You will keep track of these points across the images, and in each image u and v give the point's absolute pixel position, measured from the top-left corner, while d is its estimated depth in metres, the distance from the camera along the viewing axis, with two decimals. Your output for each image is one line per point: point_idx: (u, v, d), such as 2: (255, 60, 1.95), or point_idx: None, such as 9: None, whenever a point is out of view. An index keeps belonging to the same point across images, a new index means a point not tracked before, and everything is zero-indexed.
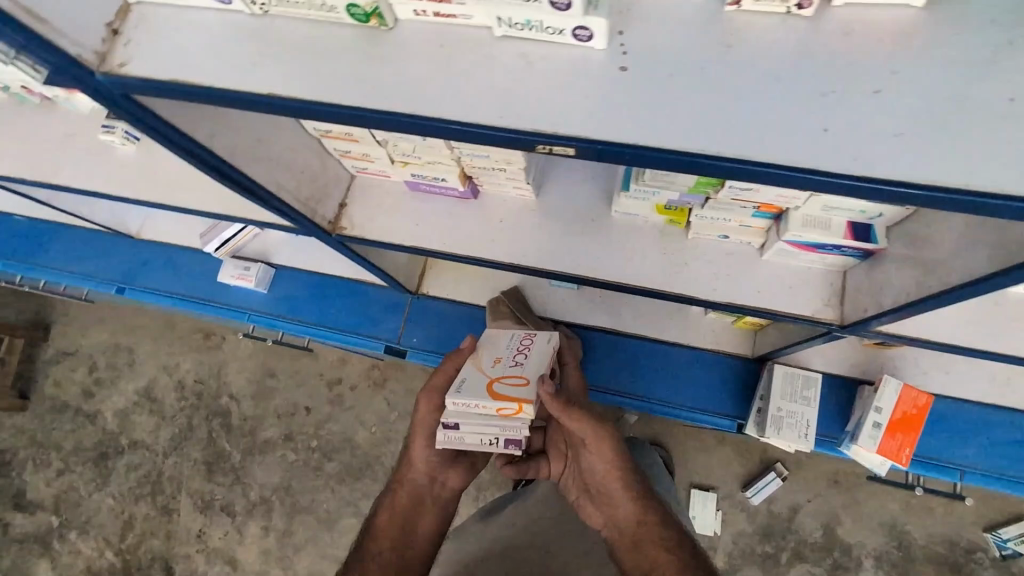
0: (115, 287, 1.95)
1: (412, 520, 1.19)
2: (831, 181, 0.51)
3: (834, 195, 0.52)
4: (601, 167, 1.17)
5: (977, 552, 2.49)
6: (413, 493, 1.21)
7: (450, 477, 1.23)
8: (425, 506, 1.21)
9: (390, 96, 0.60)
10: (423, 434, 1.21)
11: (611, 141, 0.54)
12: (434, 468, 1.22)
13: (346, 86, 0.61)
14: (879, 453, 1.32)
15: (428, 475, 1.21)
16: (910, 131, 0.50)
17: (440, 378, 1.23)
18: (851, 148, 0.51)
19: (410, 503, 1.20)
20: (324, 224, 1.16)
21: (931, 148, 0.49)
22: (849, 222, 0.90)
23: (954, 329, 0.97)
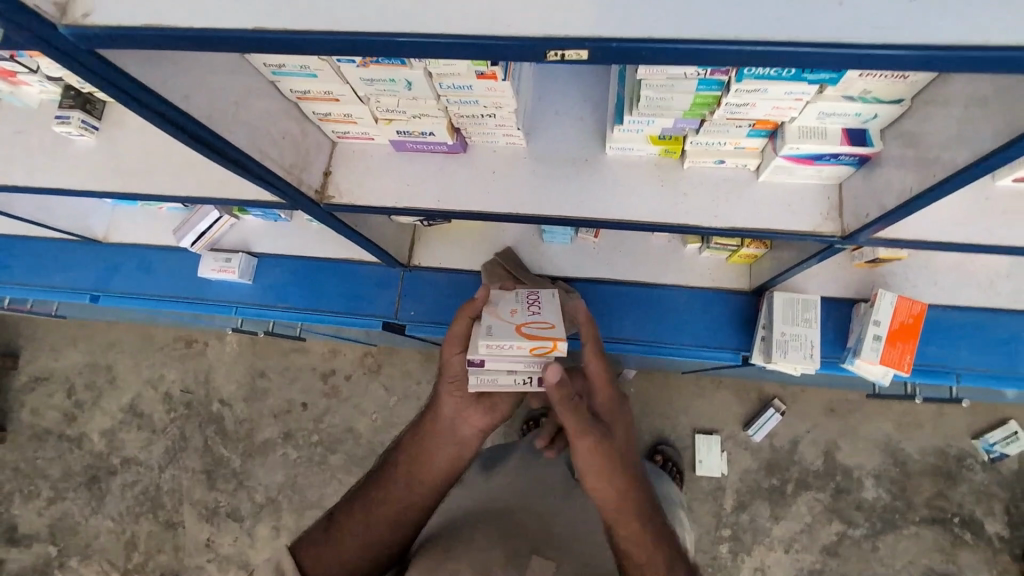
0: (89, 296, 1.87)
1: (429, 451, 1.13)
2: (852, 55, 0.51)
3: (853, 69, 0.52)
4: (590, 107, 1.14)
5: (967, 459, 2.62)
6: (434, 427, 1.15)
7: (470, 415, 1.15)
8: (444, 440, 1.13)
9: (385, 22, 0.56)
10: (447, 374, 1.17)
11: (624, 38, 0.53)
12: (458, 404, 1.15)
13: (340, 13, 0.57)
14: (882, 363, 1.37)
15: (451, 409, 1.15)
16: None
17: (461, 327, 1.18)
18: (864, 20, 0.51)
19: (429, 435, 1.14)
20: (310, 194, 1.11)
21: (945, 12, 0.50)
22: (844, 129, 0.90)
23: (953, 228, 0.99)
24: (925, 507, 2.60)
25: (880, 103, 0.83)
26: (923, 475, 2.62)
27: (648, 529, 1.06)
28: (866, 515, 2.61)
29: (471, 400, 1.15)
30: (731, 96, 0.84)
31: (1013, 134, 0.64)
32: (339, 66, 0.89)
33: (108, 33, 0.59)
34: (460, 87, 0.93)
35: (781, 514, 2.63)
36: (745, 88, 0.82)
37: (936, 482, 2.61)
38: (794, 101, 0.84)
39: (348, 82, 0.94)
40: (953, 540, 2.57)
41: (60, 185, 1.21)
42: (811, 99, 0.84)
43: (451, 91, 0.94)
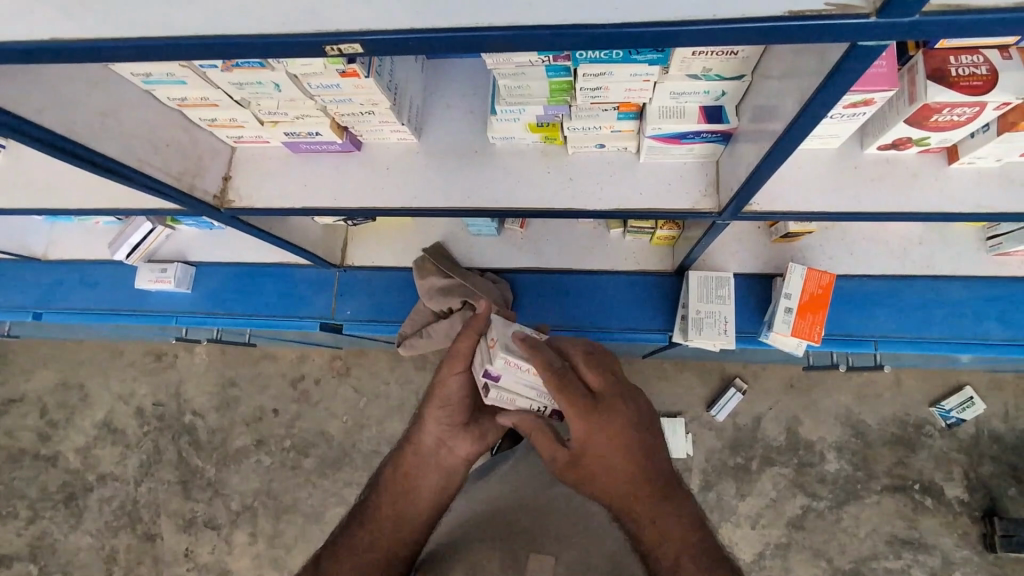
0: (32, 313, 1.88)
1: (416, 482, 1.05)
2: (602, 34, 0.53)
3: (608, 47, 0.54)
4: (478, 99, 1.16)
5: (926, 426, 2.66)
6: (418, 459, 1.06)
7: (458, 443, 1.07)
8: (429, 471, 1.05)
9: (174, 25, 0.58)
10: (436, 399, 1.08)
11: (389, 30, 0.55)
12: (444, 431, 1.07)
13: (142, 12, 0.58)
14: (794, 335, 1.40)
15: (439, 436, 1.07)
16: None
17: (463, 344, 1.09)
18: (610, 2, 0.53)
19: (415, 466, 1.06)
20: (209, 200, 1.13)
21: None
22: (702, 107, 0.94)
23: (823, 198, 1.01)
24: (887, 476, 2.63)
25: (723, 80, 0.86)
26: (883, 445, 2.66)
27: (662, 529, 0.86)
28: (830, 488, 2.64)
29: (458, 427, 1.08)
30: (581, 81, 0.87)
31: (804, 100, 0.67)
32: (203, 71, 0.91)
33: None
34: (330, 86, 0.95)
35: (746, 490, 2.66)
36: (590, 72, 0.84)
37: (897, 450, 2.65)
38: (643, 82, 0.87)
39: (219, 87, 0.95)
40: (916, 507, 2.60)
41: None
42: (658, 79, 0.87)
43: (322, 91, 0.96)
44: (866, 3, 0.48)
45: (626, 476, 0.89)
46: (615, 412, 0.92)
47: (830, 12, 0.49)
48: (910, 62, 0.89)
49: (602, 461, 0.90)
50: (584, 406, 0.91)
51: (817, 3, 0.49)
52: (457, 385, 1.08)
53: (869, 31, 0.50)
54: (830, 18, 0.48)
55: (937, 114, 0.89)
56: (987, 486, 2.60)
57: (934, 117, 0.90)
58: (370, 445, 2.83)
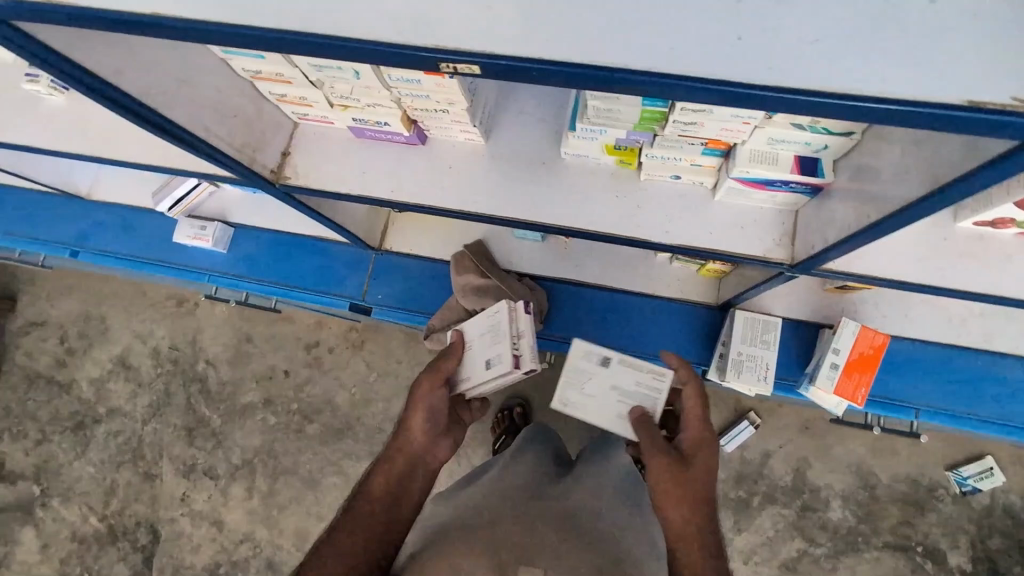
0: (69, 251, 1.89)
1: (406, 487, 1.03)
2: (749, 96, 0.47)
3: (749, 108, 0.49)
4: (553, 108, 1.12)
5: (939, 489, 2.58)
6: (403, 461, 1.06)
7: (442, 450, 1.10)
8: (415, 473, 1.05)
9: (281, 15, 0.54)
10: (422, 407, 1.10)
11: (512, 57, 0.50)
12: (429, 438, 1.08)
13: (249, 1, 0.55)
14: (836, 393, 1.35)
15: (423, 441, 1.08)
16: (825, 39, 0.47)
17: (448, 364, 1.21)
18: (762, 58, 0.47)
19: (404, 470, 1.04)
20: (265, 173, 1.11)
21: (843, 59, 0.46)
22: (797, 157, 0.88)
23: (904, 267, 0.96)
24: (890, 533, 2.58)
25: (829, 135, 0.80)
26: (891, 502, 2.59)
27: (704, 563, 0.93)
28: (829, 536, 2.60)
29: (440, 432, 1.11)
30: (675, 114, 0.82)
31: (934, 185, 0.62)
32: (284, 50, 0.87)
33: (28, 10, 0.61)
34: (409, 80, 0.91)
35: (744, 525, 2.63)
36: (689, 107, 0.80)
37: (905, 510, 2.58)
38: (741, 125, 0.82)
39: (297, 65, 0.92)
40: (915, 569, 2.54)
41: (25, 142, 1.22)
42: (759, 124, 0.82)
43: (400, 83, 0.92)
44: None
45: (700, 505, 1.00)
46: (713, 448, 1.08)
47: (1015, 108, 0.43)
48: None
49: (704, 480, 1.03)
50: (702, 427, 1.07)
51: (1000, 95, 0.44)
52: (438, 399, 1.13)
53: None
54: (1016, 115, 0.43)
55: None
56: (991, 559, 2.53)
57: None
58: (374, 422, 2.84)
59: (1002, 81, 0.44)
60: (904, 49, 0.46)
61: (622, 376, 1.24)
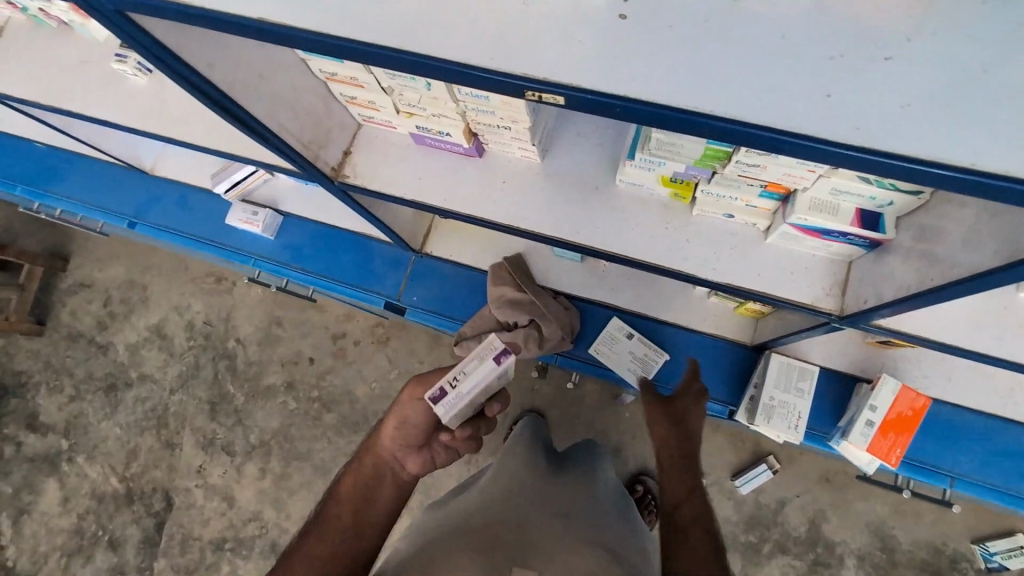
0: (127, 222, 1.98)
1: (372, 492, 1.00)
2: (830, 153, 0.47)
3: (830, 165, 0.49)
4: (611, 134, 1.13)
5: (962, 562, 2.46)
6: (374, 466, 1.04)
7: (411, 462, 1.05)
8: (382, 481, 1.02)
9: (380, 32, 0.58)
10: (398, 415, 1.07)
11: (599, 91, 0.51)
12: (400, 447, 1.05)
13: (347, 17, 0.58)
14: (869, 451, 1.31)
15: (394, 448, 1.05)
16: (920, 104, 0.46)
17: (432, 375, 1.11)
18: (847, 119, 0.47)
19: (370, 474, 1.03)
20: (326, 170, 1.15)
21: (936, 124, 0.45)
22: (858, 210, 0.86)
23: (959, 332, 0.94)
24: None
25: (896, 190, 0.79)
26: (910, 568, 2.49)
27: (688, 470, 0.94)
28: None
29: (415, 446, 1.06)
30: (740, 155, 0.82)
31: (1009, 257, 0.61)
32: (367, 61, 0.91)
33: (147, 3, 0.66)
34: (478, 96, 0.93)
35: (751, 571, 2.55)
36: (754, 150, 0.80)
37: None
38: (806, 172, 0.82)
39: (372, 72, 0.95)
40: None
41: (109, 118, 1.29)
42: (824, 173, 0.81)
43: (469, 98, 0.95)
44: None
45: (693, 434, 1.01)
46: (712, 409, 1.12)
47: None
48: None
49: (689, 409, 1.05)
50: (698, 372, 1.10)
51: None
52: (414, 411, 1.06)
53: None
54: None
55: None
56: None
57: None
58: None
59: None
60: (1002, 123, 0.45)
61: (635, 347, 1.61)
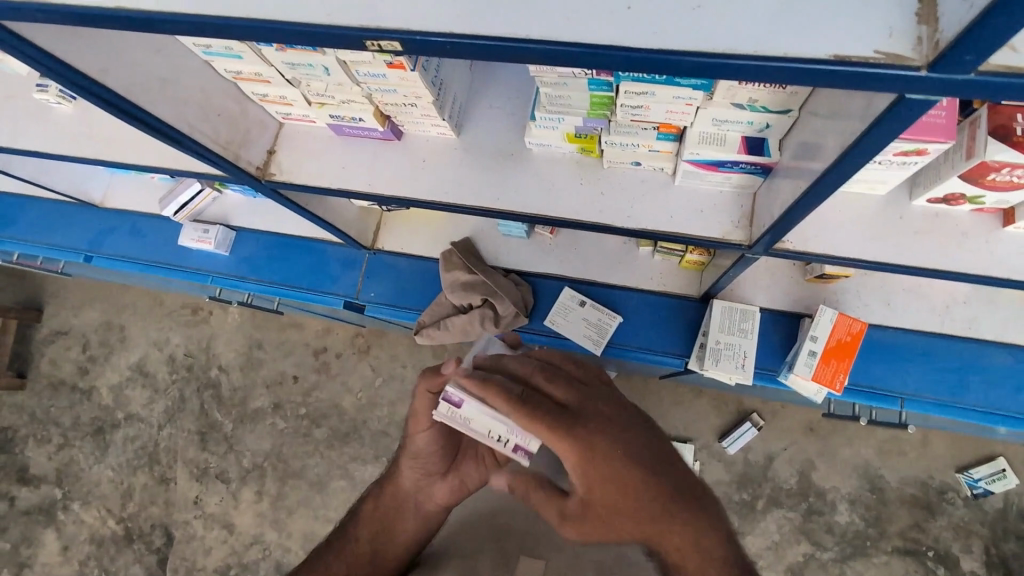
0: (83, 255, 1.99)
1: (393, 523, 1.06)
2: (632, 57, 0.53)
3: (637, 71, 0.55)
4: (521, 103, 1.17)
5: (949, 492, 2.31)
6: (395, 499, 1.08)
7: (435, 491, 1.03)
8: (405, 512, 1.06)
9: (245, 10, 0.62)
10: (409, 450, 1.07)
11: (428, 32, 0.57)
12: (419, 479, 1.05)
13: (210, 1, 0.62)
14: (814, 380, 1.35)
15: (413, 481, 1.06)
16: (707, 4, 0.52)
17: (422, 402, 1.04)
18: (647, 25, 0.53)
19: (392, 506, 1.08)
20: (252, 171, 1.17)
21: (720, 20, 0.52)
22: (743, 137, 0.93)
23: (862, 246, 0.97)
24: (899, 537, 2.30)
25: (768, 112, 0.86)
26: (899, 504, 2.32)
27: (686, 543, 0.73)
28: (837, 541, 2.32)
29: (434, 475, 1.05)
30: (621, 97, 0.86)
31: (845, 145, 0.68)
32: (260, 50, 0.95)
33: (13, 6, 0.65)
34: (377, 75, 0.97)
35: (748, 529, 2.35)
36: (631, 89, 0.84)
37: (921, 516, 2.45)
38: (684, 106, 0.86)
39: (273, 65, 0.99)
40: None
41: (40, 148, 1.31)
42: (702, 104, 0.87)
43: (369, 79, 0.99)
44: (918, 56, 0.48)
45: (640, 496, 0.77)
46: (598, 405, 0.85)
47: (878, 61, 0.49)
48: (973, 115, 0.87)
49: (608, 489, 0.77)
50: (575, 433, 0.81)
51: (865, 50, 0.49)
52: (422, 443, 1.04)
53: (918, 85, 0.49)
54: (877, 67, 0.48)
55: (994, 172, 0.86)
56: None
57: (990, 176, 0.87)
58: (379, 425, 2.88)
59: (868, 39, 0.49)
60: (774, 10, 0.51)
61: (590, 313, 1.63)
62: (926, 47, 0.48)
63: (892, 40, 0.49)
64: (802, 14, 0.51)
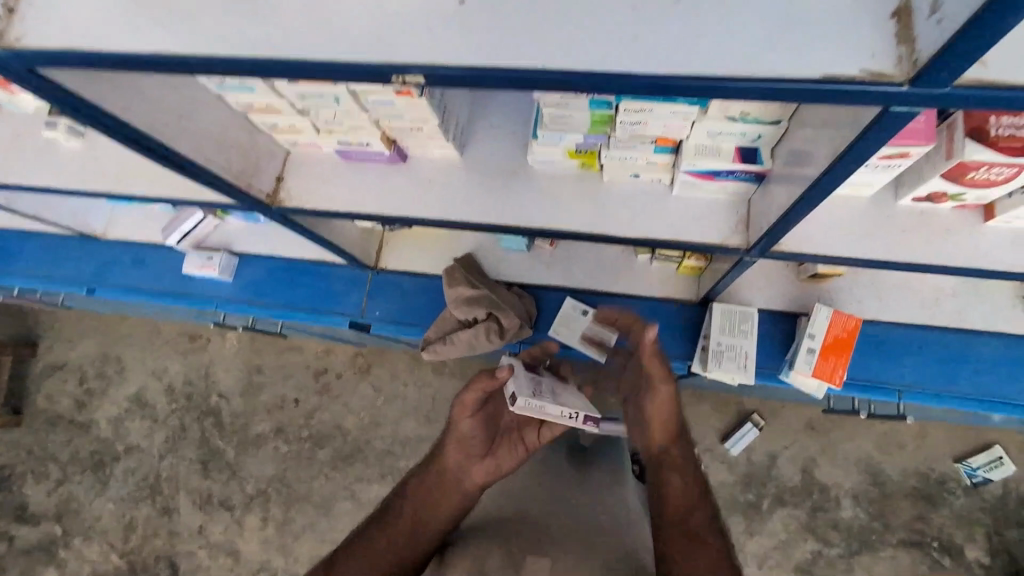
0: (87, 287, 2.00)
1: (438, 500, 1.11)
2: (639, 82, 0.58)
3: (644, 95, 0.60)
4: (521, 123, 1.22)
5: (949, 482, 2.36)
6: (438, 475, 1.14)
7: (476, 471, 1.13)
8: (448, 490, 1.12)
9: (276, 50, 0.66)
10: (455, 433, 1.14)
11: (448, 65, 0.61)
12: (463, 459, 1.13)
13: (242, 45, 0.67)
14: (814, 376, 1.40)
15: (455, 462, 1.14)
16: (707, 31, 0.57)
17: (471, 393, 1.11)
18: (651, 52, 0.58)
19: (435, 483, 1.13)
20: (261, 198, 1.21)
21: (719, 46, 0.57)
22: (738, 147, 0.98)
23: (851, 245, 1.02)
24: (903, 529, 2.34)
25: (760, 123, 0.91)
26: (902, 497, 2.36)
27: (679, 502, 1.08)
28: (842, 536, 2.35)
29: (478, 455, 1.14)
30: (622, 115, 0.92)
31: (835, 154, 0.73)
32: (271, 83, 0.99)
33: (53, 55, 0.70)
34: (385, 102, 1.02)
35: (754, 529, 2.38)
36: (631, 107, 0.90)
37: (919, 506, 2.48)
38: (681, 120, 0.92)
39: (283, 96, 1.03)
40: None
41: (50, 184, 1.33)
42: (697, 118, 0.92)
43: (377, 106, 1.03)
44: (900, 72, 0.53)
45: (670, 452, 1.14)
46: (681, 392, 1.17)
47: (865, 79, 0.54)
48: (950, 118, 0.93)
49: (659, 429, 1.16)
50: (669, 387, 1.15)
51: (852, 68, 0.54)
52: (466, 427, 1.13)
53: (902, 97, 0.54)
54: (864, 84, 0.53)
55: (973, 171, 0.92)
56: None
57: (969, 174, 0.93)
58: (384, 443, 2.88)
59: (854, 58, 0.54)
60: (768, 34, 0.56)
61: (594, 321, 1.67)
62: (907, 63, 0.53)
63: (876, 59, 0.54)
64: (794, 38, 0.56)
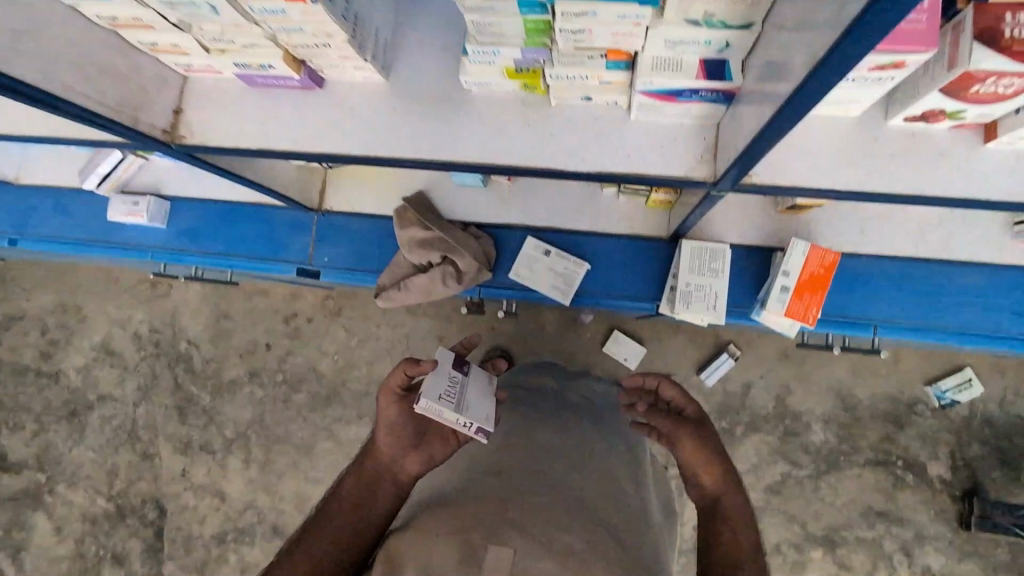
0: (8, 238, 1.83)
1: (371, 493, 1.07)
2: None
3: None
4: (454, 37, 1.03)
5: (918, 404, 2.37)
6: (371, 469, 1.10)
7: (410, 462, 1.11)
8: (382, 482, 1.09)
9: None
10: (384, 424, 1.12)
11: None
12: (395, 451, 1.11)
13: None
14: (788, 315, 1.31)
15: (388, 455, 1.11)
16: None
17: (396, 377, 1.13)
18: None
19: (369, 476, 1.09)
20: (157, 134, 1.03)
21: None
22: (701, 60, 0.82)
23: (830, 175, 0.89)
24: (871, 450, 2.38)
25: (727, 29, 0.75)
26: (871, 420, 2.39)
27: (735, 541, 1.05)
28: (812, 458, 2.39)
29: (410, 445, 1.12)
30: (559, 20, 0.75)
31: (815, 60, 0.58)
32: None
33: None
34: (275, 11, 0.82)
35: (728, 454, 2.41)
36: (569, 10, 0.72)
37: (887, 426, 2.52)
38: (631, 26, 0.76)
39: (150, 6, 0.84)
40: None
41: None
42: (651, 24, 0.76)
43: (267, 16, 0.84)
44: None
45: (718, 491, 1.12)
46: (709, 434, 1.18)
47: None
48: (957, 18, 0.76)
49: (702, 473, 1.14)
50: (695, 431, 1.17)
51: None
52: (395, 418, 1.12)
53: None
54: None
55: (979, 82, 0.77)
56: None
57: (974, 87, 0.79)
58: (358, 384, 2.84)
59: None
60: None
61: (557, 261, 1.55)
62: None
63: None
64: None
